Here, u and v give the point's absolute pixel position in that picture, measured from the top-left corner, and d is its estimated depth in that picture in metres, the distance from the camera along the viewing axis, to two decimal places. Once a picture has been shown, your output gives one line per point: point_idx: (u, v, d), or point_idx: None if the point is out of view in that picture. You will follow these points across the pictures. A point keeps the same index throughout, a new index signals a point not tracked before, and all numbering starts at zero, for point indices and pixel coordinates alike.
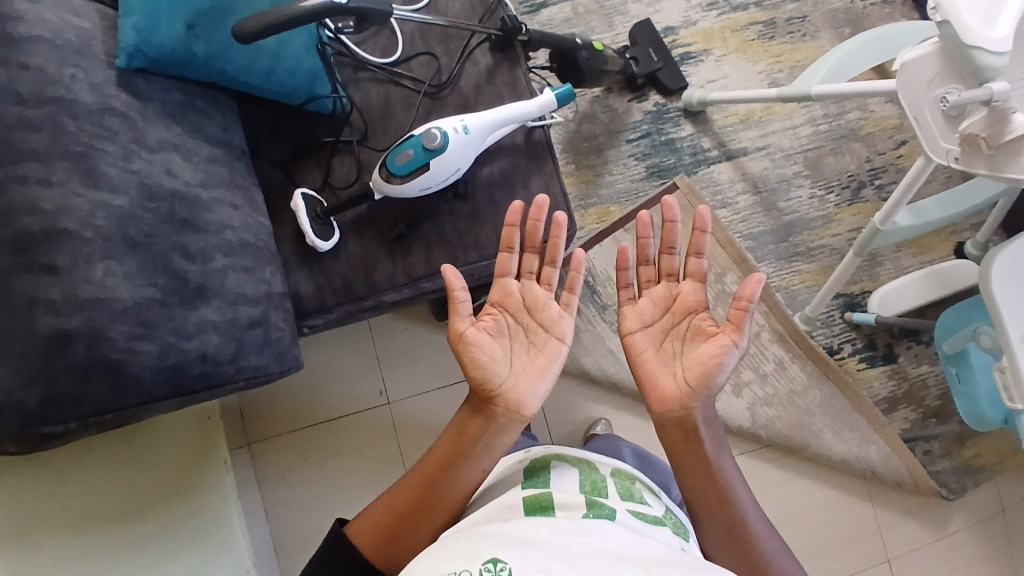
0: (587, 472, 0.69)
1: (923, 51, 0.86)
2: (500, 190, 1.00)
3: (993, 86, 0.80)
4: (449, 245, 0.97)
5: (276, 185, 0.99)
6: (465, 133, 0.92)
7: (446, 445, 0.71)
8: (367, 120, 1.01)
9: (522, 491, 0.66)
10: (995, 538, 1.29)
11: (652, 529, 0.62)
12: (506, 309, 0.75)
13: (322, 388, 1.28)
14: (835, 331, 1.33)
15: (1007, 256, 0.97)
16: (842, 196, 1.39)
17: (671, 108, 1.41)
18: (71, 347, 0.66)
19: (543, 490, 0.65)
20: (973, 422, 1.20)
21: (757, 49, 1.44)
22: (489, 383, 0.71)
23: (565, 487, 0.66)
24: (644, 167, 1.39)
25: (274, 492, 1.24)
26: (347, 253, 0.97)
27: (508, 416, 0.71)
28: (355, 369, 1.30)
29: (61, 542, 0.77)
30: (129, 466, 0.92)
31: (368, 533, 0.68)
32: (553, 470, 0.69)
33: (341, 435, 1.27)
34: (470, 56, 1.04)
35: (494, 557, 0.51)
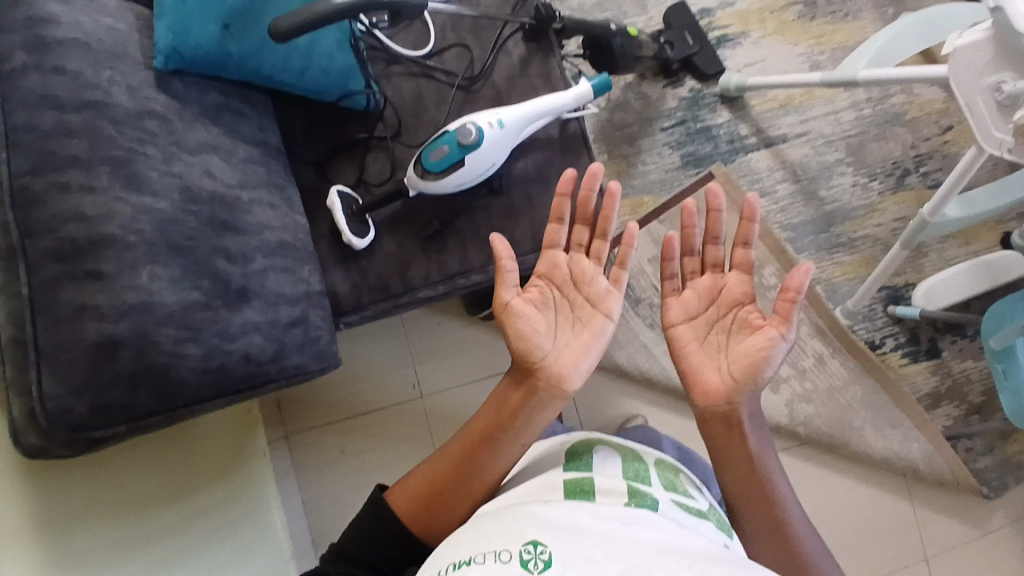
0: (631, 461, 0.67)
1: (975, 36, 0.82)
2: (536, 186, 0.98)
3: None
4: (485, 242, 0.97)
5: (311, 184, 0.99)
6: (501, 128, 0.90)
7: (487, 417, 0.71)
8: (400, 116, 1.00)
9: (563, 473, 0.63)
10: None
11: (693, 524, 0.60)
12: (554, 280, 0.74)
13: (356, 381, 1.29)
14: (876, 325, 1.29)
15: None
16: (885, 183, 1.33)
17: (706, 95, 1.37)
18: (119, 352, 0.68)
19: (585, 474, 0.62)
20: (1019, 419, 1.15)
21: (797, 31, 1.38)
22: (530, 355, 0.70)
23: (607, 471, 0.63)
24: (679, 156, 1.36)
25: (310, 484, 1.26)
26: (382, 251, 0.96)
27: (548, 390, 0.70)
28: (389, 364, 1.30)
29: (111, 528, 0.79)
30: (170, 462, 0.94)
31: (406, 503, 0.68)
32: (596, 454, 0.66)
33: (375, 429, 1.28)
34: (503, 47, 1.02)
35: (535, 539, 0.48)
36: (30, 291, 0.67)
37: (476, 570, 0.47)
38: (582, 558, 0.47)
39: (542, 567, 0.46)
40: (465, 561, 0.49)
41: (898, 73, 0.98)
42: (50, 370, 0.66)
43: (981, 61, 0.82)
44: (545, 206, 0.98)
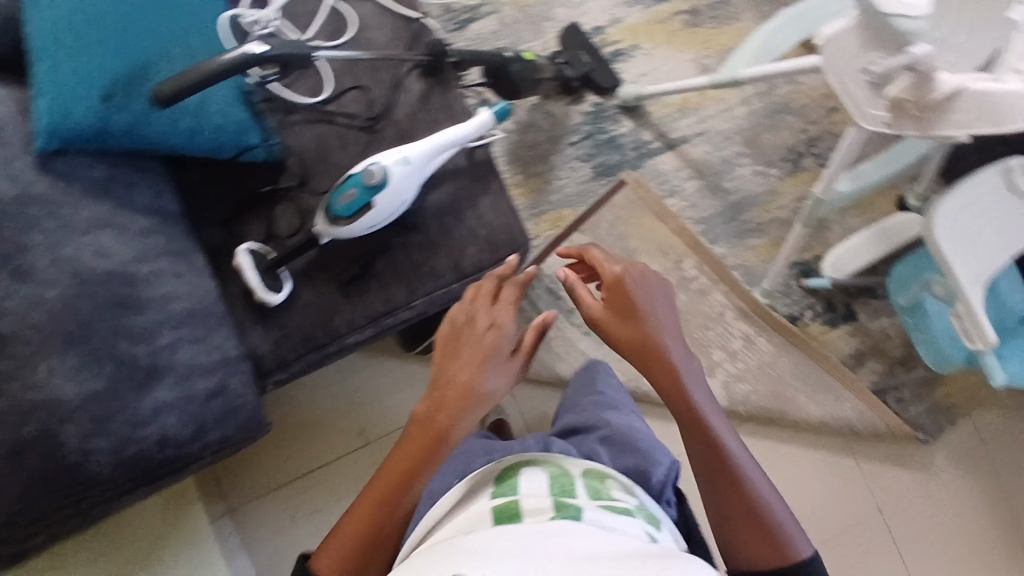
0: (556, 476, 0.68)
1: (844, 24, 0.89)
2: (450, 216, 0.99)
3: (915, 50, 0.80)
4: (407, 279, 0.98)
5: (219, 245, 0.98)
6: (407, 165, 0.90)
7: (410, 451, 0.73)
8: (305, 164, 0.99)
9: (490, 502, 0.64)
10: (986, 478, 1.32)
11: (619, 522, 0.60)
12: (505, 320, 0.78)
13: (299, 436, 1.26)
14: (794, 299, 1.36)
15: (948, 208, 1.04)
16: (783, 168, 1.42)
17: (608, 107, 1.43)
18: (27, 456, 0.70)
19: (510, 498, 0.63)
20: (939, 366, 1.21)
21: (683, 39, 1.44)
22: (464, 389, 0.74)
23: (534, 490, 0.65)
24: (590, 168, 1.42)
25: (264, 556, 1.20)
26: (301, 303, 0.96)
27: (475, 413, 0.75)
28: (332, 413, 1.27)
29: None
30: None
31: (341, 548, 0.69)
32: (520, 477, 0.67)
33: (325, 485, 1.24)
34: (401, 85, 1.02)
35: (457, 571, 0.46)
36: None
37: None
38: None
39: None
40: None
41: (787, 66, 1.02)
42: None
43: (852, 46, 0.89)
44: (460, 234, 0.99)
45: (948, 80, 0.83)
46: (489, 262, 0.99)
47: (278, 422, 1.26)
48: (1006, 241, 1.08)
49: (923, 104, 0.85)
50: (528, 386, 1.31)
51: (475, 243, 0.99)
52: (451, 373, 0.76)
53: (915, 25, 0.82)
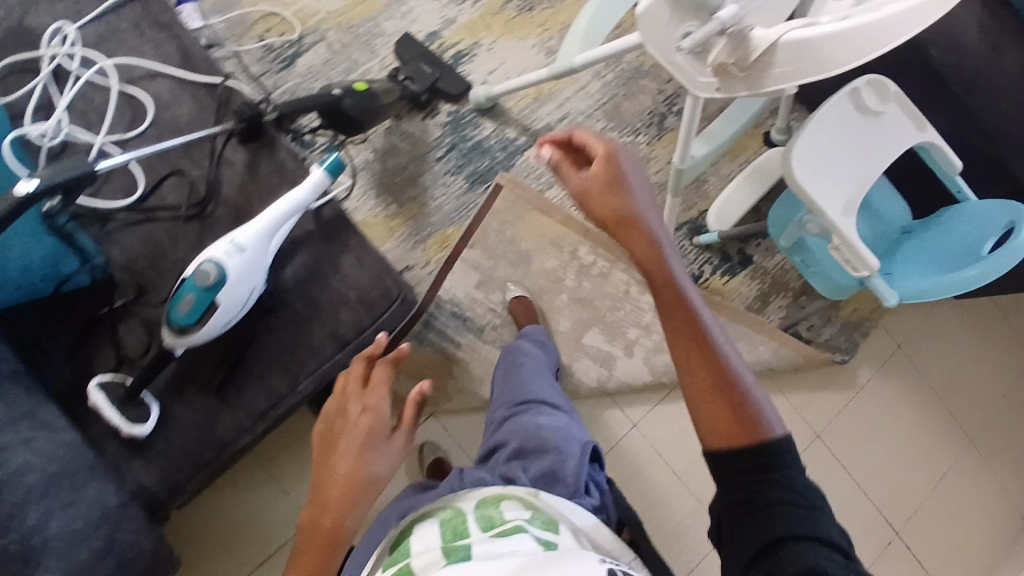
0: (448, 520, 0.84)
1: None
2: (313, 285, 0.93)
3: (722, 14, 0.77)
4: (284, 363, 0.92)
5: (65, 384, 0.87)
6: (243, 252, 0.83)
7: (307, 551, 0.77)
8: (137, 273, 0.91)
9: (392, 570, 0.78)
10: (900, 376, 1.40)
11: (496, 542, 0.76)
12: (377, 401, 0.88)
13: (236, 534, 1.17)
14: (691, 259, 1.38)
15: (807, 145, 1.04)
16: (649, 133, 1.41)
17: (466, 112, 1.37)
18: None
19: (404, 561, 0.78)
20: (832, 293, 1.25)
21: (521, 25, 1.39)
22: (348, 475, 0.82)
23: (426, 544, 0.80)
24: (463, 179, 1.36)
25: None
26: (176, 422, 0.89)
27: (365, 501, 0.81)
28: (264, 498, 1.19)
29: None
30: None
31: None
32: (414, 534, 0.83)
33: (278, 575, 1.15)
34: (222, 158, 0.94)
35: None
36: None
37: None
38: None
39: None
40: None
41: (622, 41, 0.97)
42: None
43: (663, 20, 0.84)
44: (330, 301, 0.93)
45: (764, 36, 0.79)
46: (368, 322, 0.94)
47: (209, 526, 1.16)
48: (879, 154, 1.08)
49: (744, 64, 0.82)
50: (457, 417, 1.28)
51: (348, 306, 0.93)
52: (334, 464, 0.83)
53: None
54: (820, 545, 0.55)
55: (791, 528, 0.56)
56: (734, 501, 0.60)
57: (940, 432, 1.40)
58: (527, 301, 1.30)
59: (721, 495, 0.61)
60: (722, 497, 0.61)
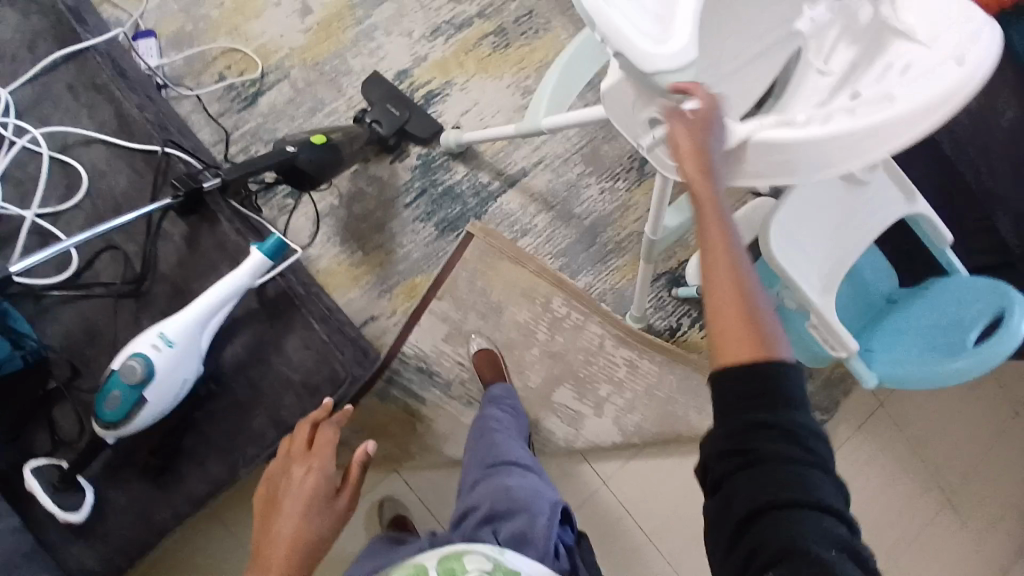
0: None
1: (615, 76, 0.78)
2: (256, 371, 0.90)
3: (690, 105, 0.68)
4: (224, 449, 0.88)
5: None
6: (171, 346, 0.79)
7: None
8: (73, 353, 0.87)
9: None
10: (881, 438, 1.35)
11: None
12: (324, 459, 0.79)
13: None
14: (668, 311, 1.32)
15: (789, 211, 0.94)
16: (629, 178, 1.35)
17: (436, 155, 1.31)
18: None
19: None
20: (813, 361, 1.21)
21: (497, 63, 1.32)
22: (290, 537, 0.69)
23: None
24: (433, 226, 1.31)
25: None
26: (113, 509, 0.85)
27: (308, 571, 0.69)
28: None
29: None
30: None
31: None
32: None
33: None
34: (161, 231, 0.90)
35: None
36: None
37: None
38: None
39: None
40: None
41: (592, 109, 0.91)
42: None
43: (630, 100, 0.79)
44: (274, 387, 0.90)
45: (736, 129, 0.68)
46: (312, 406, 0.90)
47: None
48: (858, 226, 1.00)
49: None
50: (420, 476, 1.24)
51: (293, 391, 0.90)
52: (277, 527, 0.71)
53: (685, 77, 0.68)
54: (827, 513, 0.50)
55: (786, 477, 0.51)
56: (732, 440, 0.54)
57: (920, 495, 1.36)
58: (491, 354, 1.25)
59: (716, 439, 0.55)
60: (717, 436, 0.55)
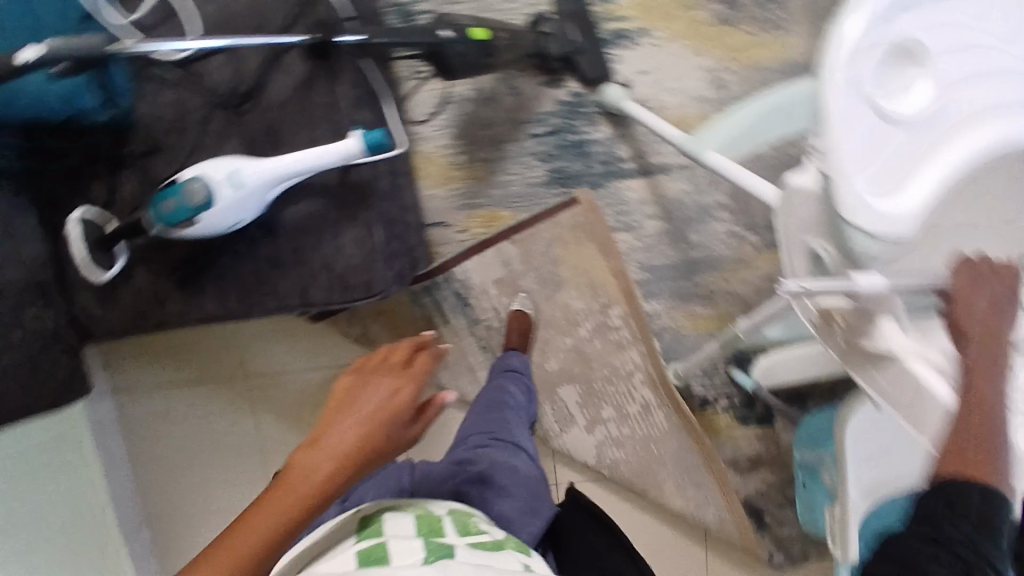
0: (421, 514, 0.63)
1: (806, 180, 0.67)
2: (302, 239, 0.90)
3: (860, 279, 0.62)
4: (245, 289, 0.91)
5: (53, 199, 0.87)
6: (238, 188, 0.79)
7: (286, 496, 0.60)
8: (154, 133, 0.86)
9: (354, 545, 0.57)
10: None
11: (495, 558, 0.57)
12: (413, 387, 0.68)
13: (188, 371, 1.26)
14: (714, 382, 1.22)
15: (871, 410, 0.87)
16: (764, 237, 1.18)
17: (589, 102, 1.17)
18: None
19: (376, 541, 0.56)
20: (805, 524, 1.12)
21: (708, 37, 1.13)
22: (359, 443, 0.62)
23: (399, 529, 0.59)
24: (545, 171, 1.20)
25: (147, 469, 1.29)
26: (136, 283, 0.90)
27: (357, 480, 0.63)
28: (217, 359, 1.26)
29: None
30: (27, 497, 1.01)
31: None
32: (384, 519, 0.61)
33: (207, 422, 1.28)
34: (279, 62, 0.86)
35: None
36: None
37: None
38: None
39: None
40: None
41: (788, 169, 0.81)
42: None
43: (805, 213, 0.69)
44: (313, 263, 0.90)
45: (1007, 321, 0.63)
46: (338, 298, 0.91)
47: (168, 351, 1.26)
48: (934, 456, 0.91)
49: (851, 337, 0.68)
50: None
51: (327, 275, 0.91)
52: (337, 431, 0.62)
53: (872, 248, 0.62)
54: None
55: None
56: None
57: None
58: (524, 319, 1.21)
59: None
60: None
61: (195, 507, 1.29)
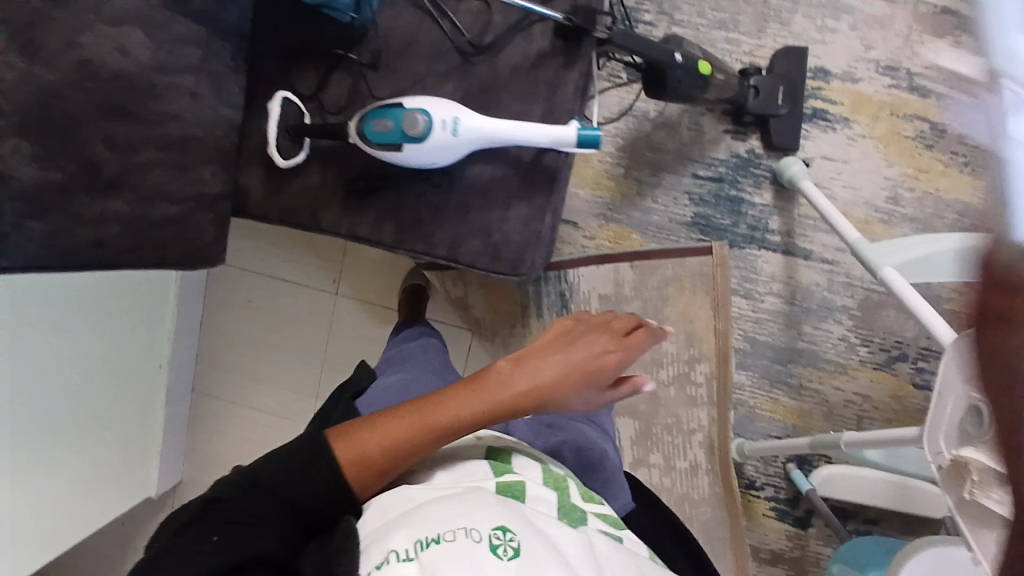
0: (548, 467, 0.69)
1: None
2: (476, 199, 0.89)
3: None
4: (402, 225, 0.90)
5: (266, 73, 0.90)
6: (453, 134, 0.79)
7: (484, 397, 0.67)
8: (384, 49, 0.88)
9: (493, 472, 0.64)
10: None
11: (618, 532, 0.62)
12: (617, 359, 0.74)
13: (285, 270, 1.31)
14: (767, 470, 1.23)
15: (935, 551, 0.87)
16: (873, 354, 1.19)
17: (762, 164, 1.17)
18: None
19: (517, 478, 0.63)
20: None
21: (902, 149, 1.15)
22: (555, 377, 0.70)
23: (532, 474, 0.66)
24: (692, 212, 1.19)
25: (211, 345, 1.33)
26: (304, 179, 0.90)
27: (538, 408, 0.69)
28: (316, 269, 1.30)
29: (46, 403, 0.96)
30: (107, 331, 1.05)
31: (363, 445, 0.62)
32: (517, 458, 0.68)
33: (281, 321, 1.31)
34: (525, 30, 0.86)
35: (504, 527, 0.51)
36: None
37: (443, 548, 0.49)
38: (547, 556, 0.49)
39: (510, 554, 0.49)
40: (435, 539, 0.50)
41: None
42: None
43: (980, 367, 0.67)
44: (474, 224, 0.89)
45: None
46: (483, 267, 0.90)
47: (276, 244, 1.30)
48: None
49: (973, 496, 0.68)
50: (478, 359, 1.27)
51: (481, 242, 0.90)
52: (541, 364, 0.70)
53: None
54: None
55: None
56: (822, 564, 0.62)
57: None
58: None
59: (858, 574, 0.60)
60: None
61: (240, 396, 1.32)
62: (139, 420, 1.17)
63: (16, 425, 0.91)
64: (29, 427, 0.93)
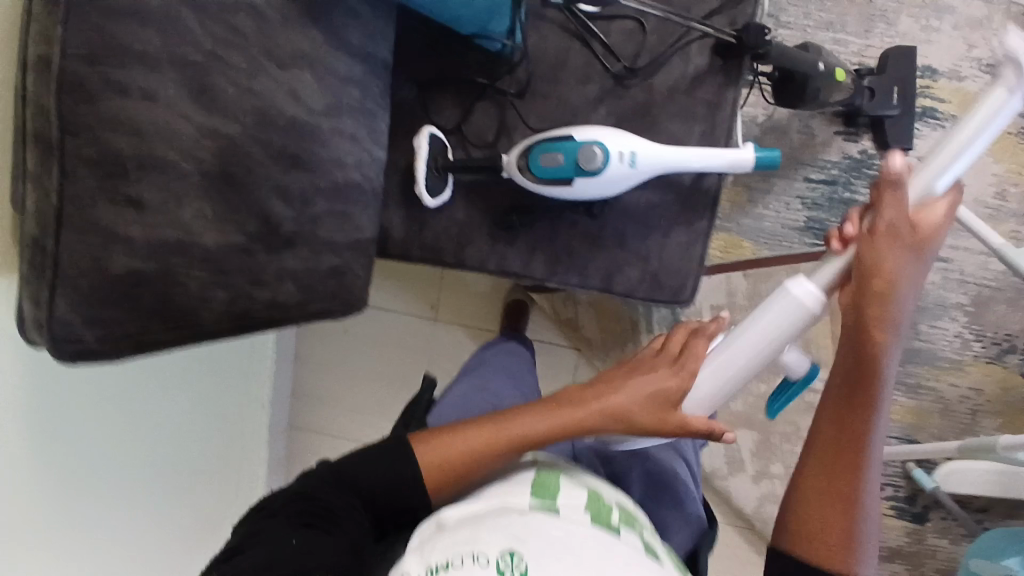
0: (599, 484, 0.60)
1: None
2: (634, 225, 0.86)
3: None
4: (556, 256, 0.87)
5: (406, 107, 0.86)
6: (630, 165, 0.77)
7: (537, 418, 0.67)
8: (533, 75, 0.84)
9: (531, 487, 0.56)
10: None
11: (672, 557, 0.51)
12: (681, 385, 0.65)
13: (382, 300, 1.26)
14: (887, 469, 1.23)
15: None
16: (985, 349, 1.19)
17: (875, 165, 1.15)
18: (140, 291, 0.61)
19: (555, 494, 0.55)
20: None
21: (1008, 146, 1.15)
22: (611, 406, 0.66)
23: (578, 490, 0.56)
24: (805, 217, 1.17)
25: (308, 379, 1.30)
26: (451, 215, 0.87)
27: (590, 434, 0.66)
28: (415, 297, 1.26)
29: (170, 461, 0.96)
30: (212, 383, 1.04)
31: (424, 459, 0.66)
32: (568, 473, 0.60)
33: (380, 353, 1.27)
34: (685, 49, 0.82)
35: (513, 551, 0.42)
36: (58, 185, 0.56)
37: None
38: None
39: None
40: (443, 566, 0.42)
41: (872, 486, 0.59)
42: (65, 300, 0.58)
43: None
44: (633, 251, 0.87)
45: None
46: (644, 295, 0.88)
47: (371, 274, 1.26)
48: None
49: None
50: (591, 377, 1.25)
51: (640, 269, 0.87)
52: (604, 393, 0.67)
53: None
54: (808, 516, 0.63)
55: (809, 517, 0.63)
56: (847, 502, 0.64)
57: None
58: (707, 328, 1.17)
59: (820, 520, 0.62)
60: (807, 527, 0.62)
61: (340, 429, 1.28)
62: (247, 462, 1.17)
63: (148, 478, 0.91)
64: (155, 488, 0.93)
